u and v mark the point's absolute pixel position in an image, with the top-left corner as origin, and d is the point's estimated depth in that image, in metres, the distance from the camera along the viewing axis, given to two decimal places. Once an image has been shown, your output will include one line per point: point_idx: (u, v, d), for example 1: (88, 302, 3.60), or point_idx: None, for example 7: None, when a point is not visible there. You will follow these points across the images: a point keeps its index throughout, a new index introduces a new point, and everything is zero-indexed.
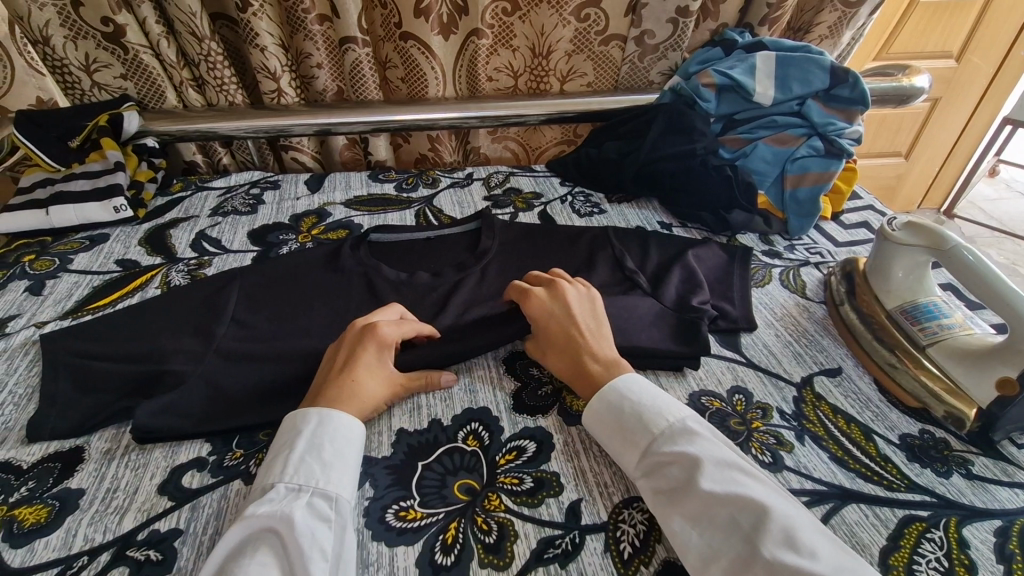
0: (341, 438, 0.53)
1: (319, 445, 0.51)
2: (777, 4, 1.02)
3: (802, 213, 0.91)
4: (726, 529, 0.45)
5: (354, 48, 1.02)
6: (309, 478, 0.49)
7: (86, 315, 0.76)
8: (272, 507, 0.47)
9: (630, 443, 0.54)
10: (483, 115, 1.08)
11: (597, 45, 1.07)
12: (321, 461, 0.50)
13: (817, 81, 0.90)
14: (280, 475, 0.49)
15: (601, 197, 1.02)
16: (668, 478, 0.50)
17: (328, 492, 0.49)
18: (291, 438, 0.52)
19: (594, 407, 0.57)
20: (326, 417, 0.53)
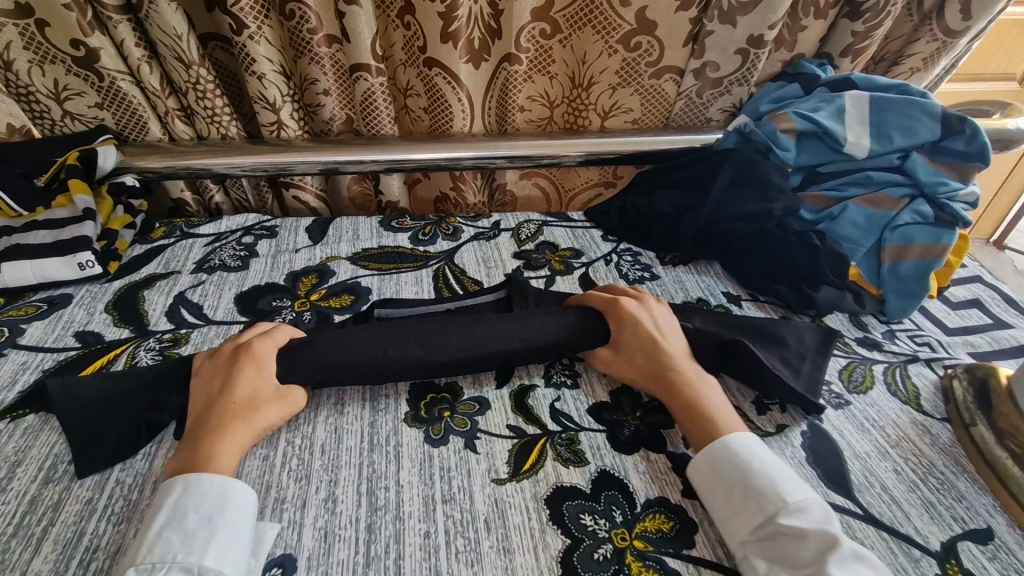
0: (210, 498, 0.48)
1: (180, 513, 0.47)
2: (866, 32, 0.86)
3: (903, 291, 0.74)
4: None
5: (366, 77, 0.88)
6: (167, 555, 0.44)
7: (29, 414, 0.61)
8: None
9: (746, 503, 0.49)
10: (515, 155, 0.93)
11: (646, 78, 0.90)
12: (181, 530, 0.46)
13: (923, 131, 0.75)
14: (138, 557, 0.44)
15: (651, 257, 0.86)
16: (790, 555, 0.45)
17: (193, 566, 0.44)
18: (153, 512, 0.47)
19: (708, 453, 0.53)
20: (193, 482, 0.49)
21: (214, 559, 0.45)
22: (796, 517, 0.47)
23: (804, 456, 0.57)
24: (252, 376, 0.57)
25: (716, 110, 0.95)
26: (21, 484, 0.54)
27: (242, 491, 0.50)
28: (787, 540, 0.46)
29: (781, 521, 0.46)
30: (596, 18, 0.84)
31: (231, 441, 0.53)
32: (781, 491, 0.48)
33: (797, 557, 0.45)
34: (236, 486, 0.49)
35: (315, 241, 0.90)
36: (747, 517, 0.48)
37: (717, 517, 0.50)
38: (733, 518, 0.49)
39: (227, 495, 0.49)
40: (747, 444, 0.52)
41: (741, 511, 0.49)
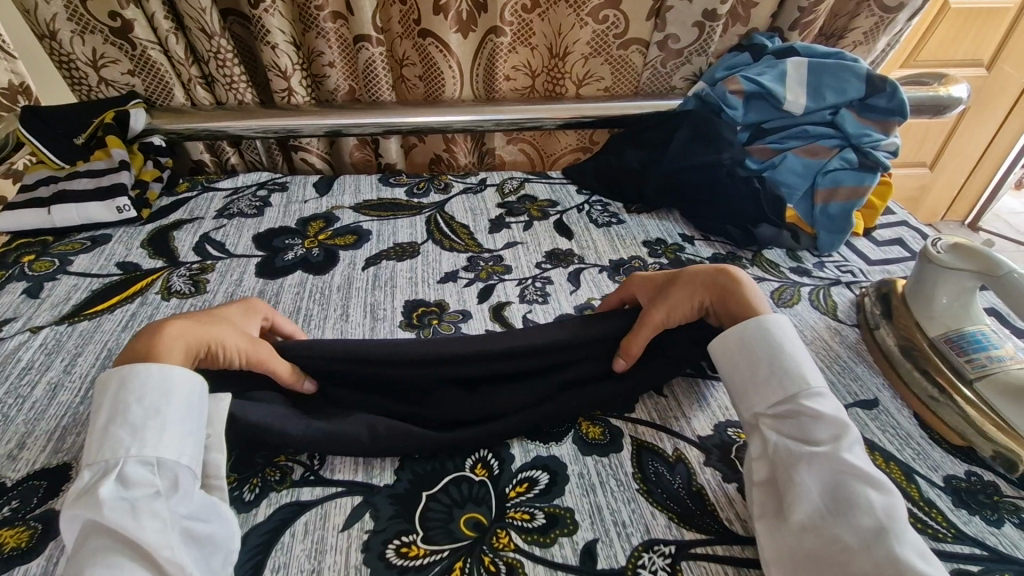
0: (151, 393, 0.49)
1: (123, 409, 0.48)
2: (809, 8, 0.98)
3: (833, 228, 0.86)
4: (846, 495, 0.47)
5: (367, 47, 0.99)
6: (119, 449, 0.47)
7: (83, 321, 0.73)
8: (87, 495, 0.44)
9: (771, 381, 0.54)
10: (500, 119, 1.05)
11: (615, 49, 1.03)
12: (128, 425, 0.48)
13: (852, 89, 0.86)
14: (92, 453, 0.47)
15: (619, 207, 0.97)
16: (802, 428, 0.51)
17: (145, 459, 0.47)
18: (99, 407, 0.49)
19: (741, 331, 0.57)
20: (130, 375, 0.50)
21: (165, 450, 0.47)
22: (816, 399, 0.52)
23: None
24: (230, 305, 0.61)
25: (679, 79, 1.08)
26: (82, 369, 0.66)
27: (185, 378, 0.51)
28: (802, 415, 0.52)
29: (804, 401, 0.52)
30: None
31: (171, 333, 0.54)
32: (808, 377, 0.53)
33: (808, 433, 0.51)
34: (178, 374, 0.51)
35: (321, 194, 1.01)
36: (767, 392, 0.54)
37: (738, 387, 0.56)
38: (757, 392, 0.55)
39: (167, 387, 0.50)
40: (781, 330, 0.57)
41: (764, 386, 0.55)
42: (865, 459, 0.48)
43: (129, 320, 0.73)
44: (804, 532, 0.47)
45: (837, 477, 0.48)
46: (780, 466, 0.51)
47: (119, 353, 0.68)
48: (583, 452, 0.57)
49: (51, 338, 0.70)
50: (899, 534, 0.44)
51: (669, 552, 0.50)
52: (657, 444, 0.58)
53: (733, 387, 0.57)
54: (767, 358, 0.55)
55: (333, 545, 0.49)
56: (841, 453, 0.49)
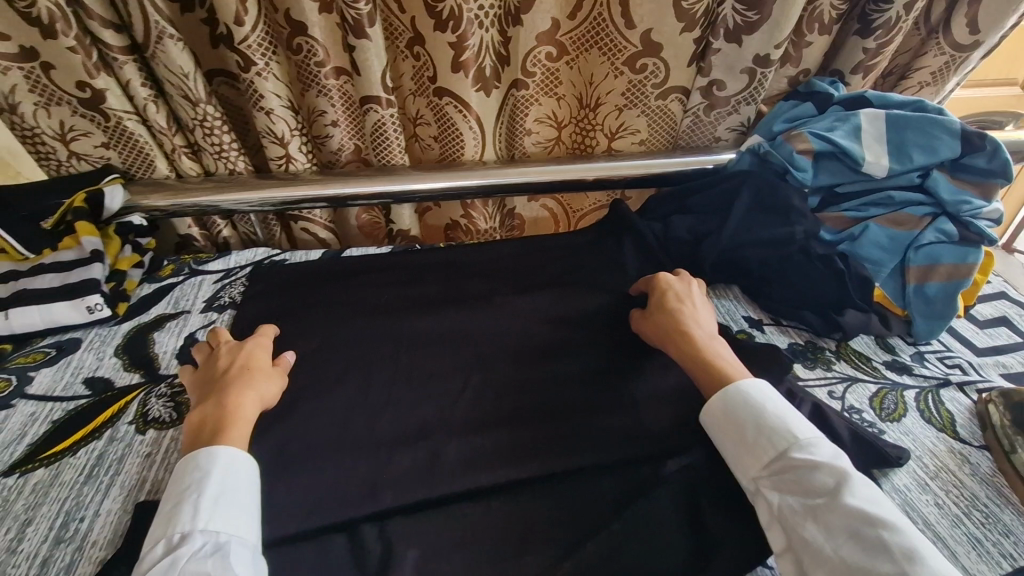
0: (245, 477, 0.53)
1: (225, 489, 0.52)
2: (875, 49, 0.85)
3: (931, 313, 0.72)
4: (868, 549, 0.45)
5: (376, 109, 0.87)
6: (220, 524, 0.49)
7: (38, 469, 0.60)
8: (194, 562, 0.46)
9: (759, 441, 0.54)
10: (525, 182, 0.93)
11: (653, 99, 0.89)
12: (233, 503, 0.51)
13: (943, 148, 0.73)
14: (161, 530, 0.49)
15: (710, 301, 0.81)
16: (802, 482, 0.51)
17: (220, 538, 0.48)
18: (190, 488, 0.51)
19: (725, 399, 0.57)
20: (224, 459, 0.53)
21: (238, 533, 0.49)
22: (806, 452, 0.52)
23: None
24: (260, 355, 0.66)
25: (724, 130, 0.94)
26: (31, 545, 0.54)
27: (251, 465, 0.55)
28: (799, 470, 0.51)
29: (795, 454, 0.52)
30: (602, 41, 0.83)
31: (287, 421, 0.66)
32: (791, 431, 0.53)
33: (805, 483, 0.51)
34: (243, 457, 0.55)
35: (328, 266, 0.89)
36: (758, 457, 0.54)
37: (730, 454, 0.55)
38: (743, 456, 0.55)
39: (245, 476, 0.53)
40: (757, 390, 0.57)
41: (757, 449, 0.54)
42: (869, 501, 0.48)
43: (95, 466, 0.60)
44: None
45: (849, 529, 0.47)
46: (794, 530, 0.49)
47: (77, 519, 0.56)
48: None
49: None
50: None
51: None
52: None
53: (727, 456, 0.56)
54: (744, 423, 0.55)
55: None
56: (842, 501, 0.48)
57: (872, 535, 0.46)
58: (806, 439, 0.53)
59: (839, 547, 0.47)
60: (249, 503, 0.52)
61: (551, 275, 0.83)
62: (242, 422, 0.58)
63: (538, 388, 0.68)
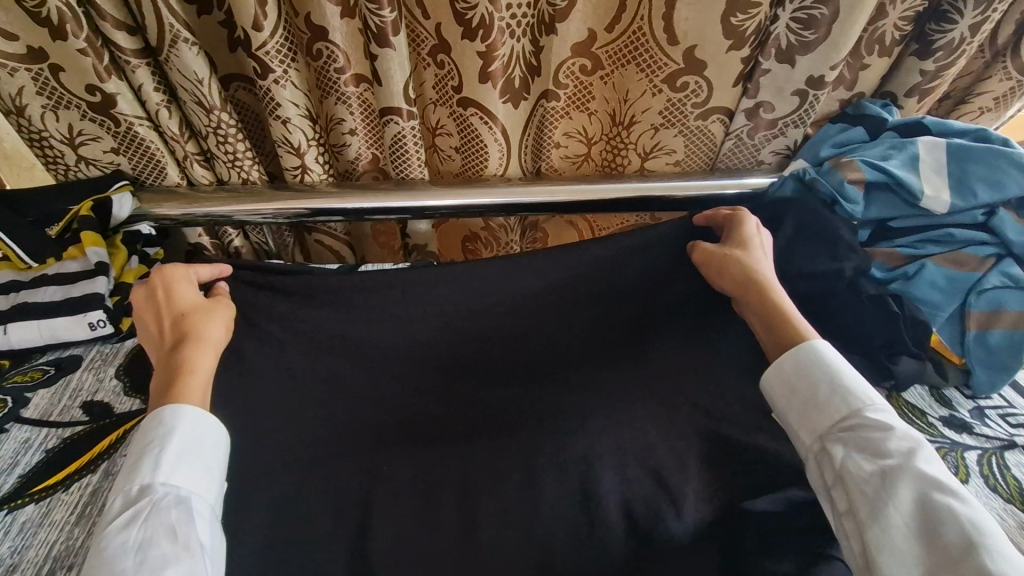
0: (201, 436, 0.58)
1: (186, 448, 0.56)
2: (934, 72, 0.79)
3: (993, 364, 0.67)
4: (928, 509, 0.49)
5: (397, 121, 0.83)
6: (178, 480, 0.54)
7: (28, 505, 0.56)
8: (154, 512, 0.52)
9: (830, 402, 0.58)
10: (551, 201, 0.88)
11: (692, 120, 0.83)
12: (191, 460, 0.56)
13: (1012, 185, 0.68)
14: (125, 482, 0.54)
15: None
16: (870, 442, 0.54)
17: (180, 493, 0.54)
18: (150, 442, 0.56)
19: (800, 358, 0.61)
20: (189, 415, 0.58)
21: (198, 490, 0.55)
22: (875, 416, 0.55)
23: None
24: (186, 292, 0.68)
25: (768, 152, 0.88)
26: None
27: (213, 423, 0.60)
28: (868, 431, 0.55)
29: (867, 415, 0.55)
30: (641, 57, 0.78)
31: None
32: (859, 396, 0.57)
33: (873, 443, 0.54)
34: (207, 417, 0.60)
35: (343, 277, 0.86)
36: (829, 415, 0.57)
37: (798, 411, 0.60)
38: (811, 415, 0.59)
39: (204, 439, 0.58)
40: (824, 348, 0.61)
41: (824, 408, 0.57)
42: (932, 465, 0.51)
43: (88, 505, 0.57)
44: (901, 545, 0.49)
45: (914, 489, 0.50)
46: (855, 483, 0.53)
47: (66, 565, 0.53)
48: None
49: None
50: (989, 540, 0.46)
51: None
52: None
53: (791, 414, 0.60)
54: (815, 384, 0.59)
55: None
56: (911, 464, 0.51)
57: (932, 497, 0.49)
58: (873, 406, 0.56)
59: (902, 507, 0.50)
60: (207, 460, 0.58)
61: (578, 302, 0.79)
62: (198, 373, 0.63)
63: None
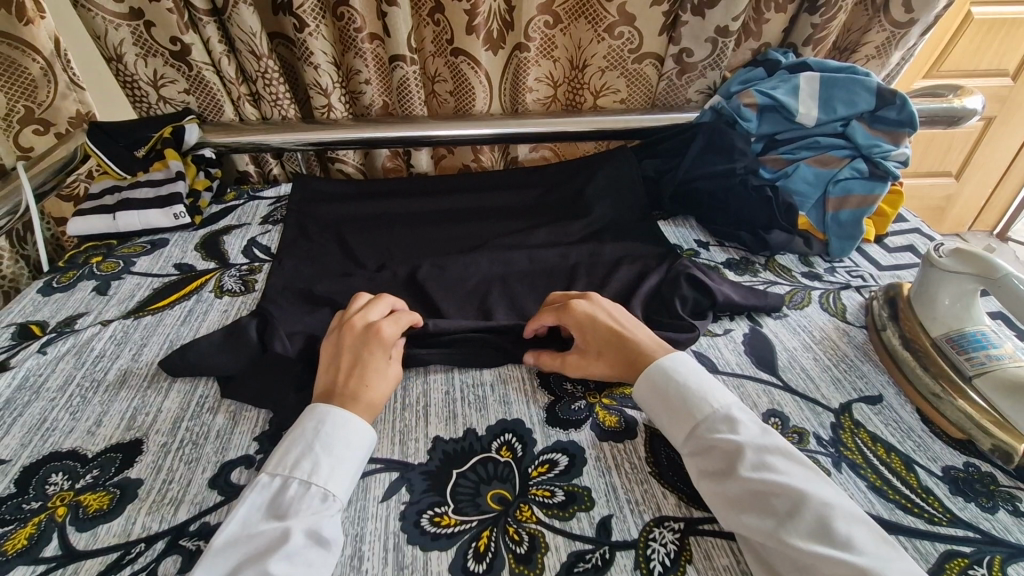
0: (354, 443, 0.56)
1: (332, 447, 0.55)
2: (821, 24, 1.01)
3: (844, 235, 0.90)
4: (765, 514, 0.50)
5: (402, 66, 1.07)
6: (322, 475, 0.53)
7: (147, 315, 0.81)
8: (293, 506, 0.51)
9: (676, 420, 0.59)
10: (524, 132, 1.11)
11: (630, 62, 1.07)
12: (335, 458, 0.55)
13: (862, 103, 0.89)
14: (287, 468, 0.54)
15: (718, 248, 0.94)
16: (709, 456, 0.55)
17: (325, 488, 0.53)
18: (300, 436, 0.56)
19: (646, 381, 0.61)
20: (336, 421, 0.57)
21: (336, 488, 0.54)
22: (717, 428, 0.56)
23: (742, 347, 0.74)
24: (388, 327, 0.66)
25: (696, 93, 1.11)
26: (148, 357, 0.74)
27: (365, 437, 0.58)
28: (708, 444, 0.56)
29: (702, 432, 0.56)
30: (587, 12, 1.02)
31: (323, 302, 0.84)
32: (701, 411, 0.57)
33: (717, 458, 0.55)
34: (359, 427, 0.57)
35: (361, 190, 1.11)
36: (679, 433, 0.58)
37: (661, 428, 0.61)
38: (668, 430, 0.59)
39: (357, 441, 0.57)
40: (670, 366, 0.61)
41: (676, 423, 0.58)
42: (769, 471, 0.51)
43: (188, 315, 0.81)
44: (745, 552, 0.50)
45: (751, 497, 0.51)
46: (711, 495, 0.54)
47: (179, 343, 0.76)
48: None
49: (120, 330, 0.78)
50: (815, 542, 0.47)
51: (678, 527, 0.54)
52: None
53: (660, 428, 0.62)
54: (662, 399, 0.60)
55: (373, 514, 0.55)
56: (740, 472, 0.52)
57: (766, 500, 0.50)
58: (714, 413, 0.57)
59: (740, 513, 0.51)
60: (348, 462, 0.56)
61: (542, 208, 1.03)
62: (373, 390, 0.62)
63: (520, 280, 0.87)
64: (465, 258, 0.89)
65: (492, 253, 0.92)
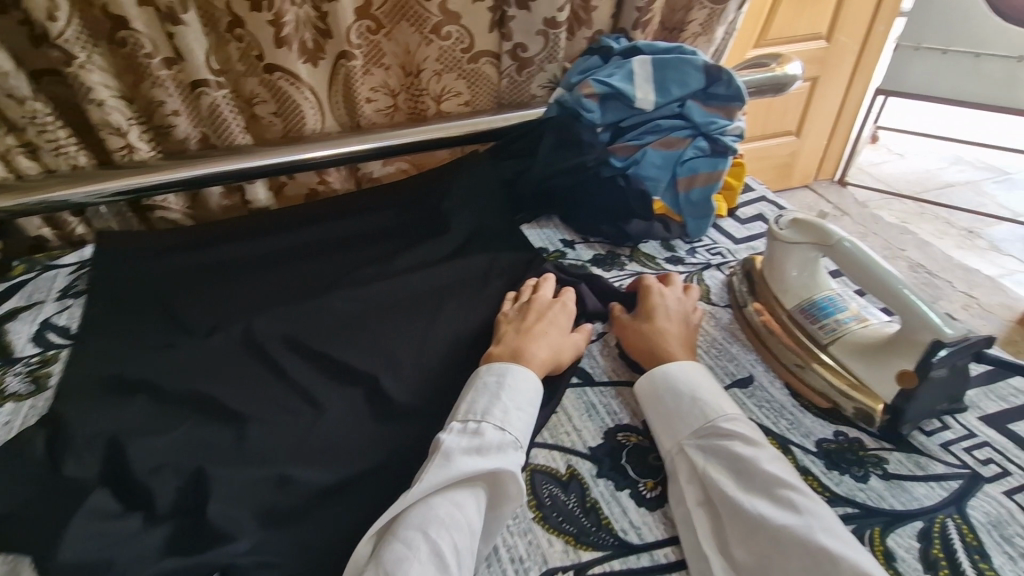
0: (520, 390, 0.58)
1: (503, 393, 0.58)
2: (645, 7, 1.01)
3: (698, 214, 0.91)
4: (776, 505, 0.49)
5: (208, 91, 0.93)
6: (490, 417, 0.55)
7: None
8: (473, 452, 0.52)
9: (692, 411, 0.57)
10: (364, 150, 1.01)
11: (466, 63, 1.02)
12: (510, 399, 0.57)
13: (694, 82, 0.90)
14: (476, 417, 0.55)
15: (583, 245, 0.92)
16: (726, 448, 0.54)
17: (477, 429, 0.54)
18: (485, 391, 0.58)
19: (665, 374, 0.61)
20: (504, 377, 0.59)
21: (513, 429, 0.55)
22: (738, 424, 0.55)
23: (616, 351, 0.72)
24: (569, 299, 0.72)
25: (537, 87, 1.09)
26: None
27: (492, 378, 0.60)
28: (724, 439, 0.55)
29: (723, 423, 0.55)
30: (409, 14, 0.95)
31: None
32: (722, 404, 0.57)
33: (733, 452, 0.54)
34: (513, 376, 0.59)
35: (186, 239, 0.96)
36: (690, 424, 0.57)
37: (664, 422, 0.59)
38: (677, 423, 0.58)
39: (529, 387, 0.59)
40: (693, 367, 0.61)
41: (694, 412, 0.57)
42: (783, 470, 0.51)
43: None
44: (748, 540, 0.48)
45: (769, 489, 0.50)
46: (723, 488, 0.52)
47: None
48: (635, 505, 0.55)
49: None
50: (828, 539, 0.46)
51: None
52: (549, 465, 0.58)
53: (656, 423, 0.59)
54: (683, 391, 0.59)
55: None
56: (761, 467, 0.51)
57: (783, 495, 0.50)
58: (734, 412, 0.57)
59: (751, 505, 0.50)
60: (517, 399, 0.58)
61: (397, 230, 0.95)
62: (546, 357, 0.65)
63: (376, 314, 0.78)
64: (310, 301, 0.79)
65: (343, 290, 0.83)
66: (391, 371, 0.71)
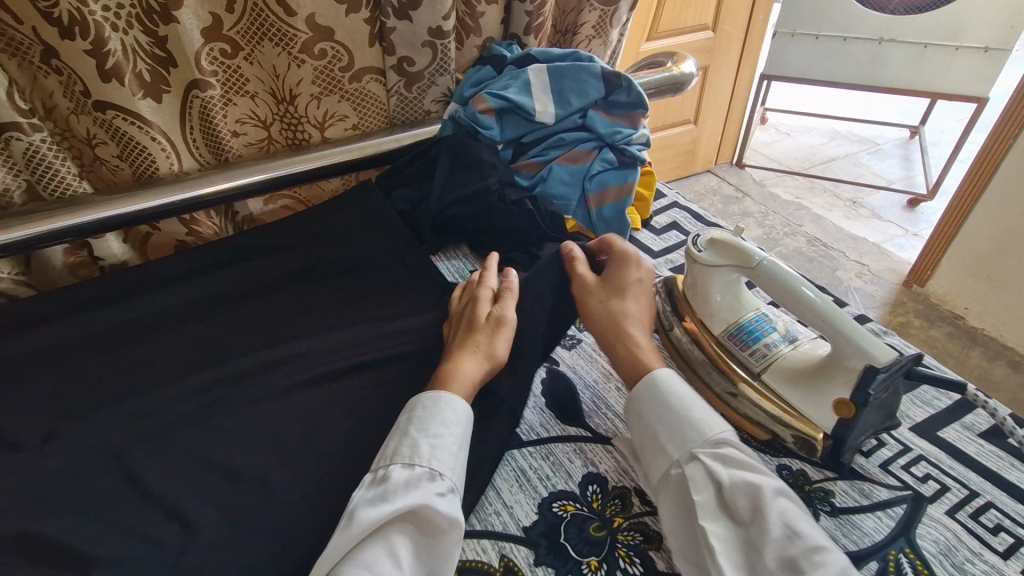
0: (436, 416, 0.57)
1: (416, 428, 0.56)
2: (535, 11, 0.94)
3: (613, 230, 0.85)
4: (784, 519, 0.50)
5: (19, 136, 0.73)
6: (394, 461, 0.54)
7: None
8: (378, 504, 0.51)
9: (690, 426, 0.56)
10: (239, 187, 0.86)
11: (347, 83, 0.91)
12: (421, 435, 0.56)
13: (592, 90, 0.84)
14: (386, 461, 0.55)
15: None
16: (730, 465, 0.53)
17: (382, 480, 0.53)
18: (404, 429, 0.57)
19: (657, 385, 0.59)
20: (416, 414, 0.57)
21: (421, 466, 0.53)
22: (713, 456, 0.54)
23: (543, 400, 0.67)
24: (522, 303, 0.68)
25: (430, 102, 1.00)
26: None
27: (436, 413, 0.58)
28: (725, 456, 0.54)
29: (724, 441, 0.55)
30: (270, 31, 0.82)
31: None
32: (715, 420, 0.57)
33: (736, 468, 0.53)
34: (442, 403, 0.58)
35: None
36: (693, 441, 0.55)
37: (664, 438, 0.57)
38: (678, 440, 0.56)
39: (445, 414, 0.57)
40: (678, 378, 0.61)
41: (681, 434, 0.56)
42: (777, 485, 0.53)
43: None
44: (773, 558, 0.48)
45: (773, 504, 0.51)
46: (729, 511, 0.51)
47: None
48: None
49: None
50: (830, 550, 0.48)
51: None
52: (481, 560, 0.53)
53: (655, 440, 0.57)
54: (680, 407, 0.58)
55: None
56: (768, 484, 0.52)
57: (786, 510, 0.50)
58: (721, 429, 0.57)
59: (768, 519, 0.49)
60: (433, 433, 0.56)
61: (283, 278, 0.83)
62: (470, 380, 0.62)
63: (263, 387, 0.67)
64: (180, 382, 0.67)
65: (221, 360, 0.70)
66: (286, 457, 0.61)
